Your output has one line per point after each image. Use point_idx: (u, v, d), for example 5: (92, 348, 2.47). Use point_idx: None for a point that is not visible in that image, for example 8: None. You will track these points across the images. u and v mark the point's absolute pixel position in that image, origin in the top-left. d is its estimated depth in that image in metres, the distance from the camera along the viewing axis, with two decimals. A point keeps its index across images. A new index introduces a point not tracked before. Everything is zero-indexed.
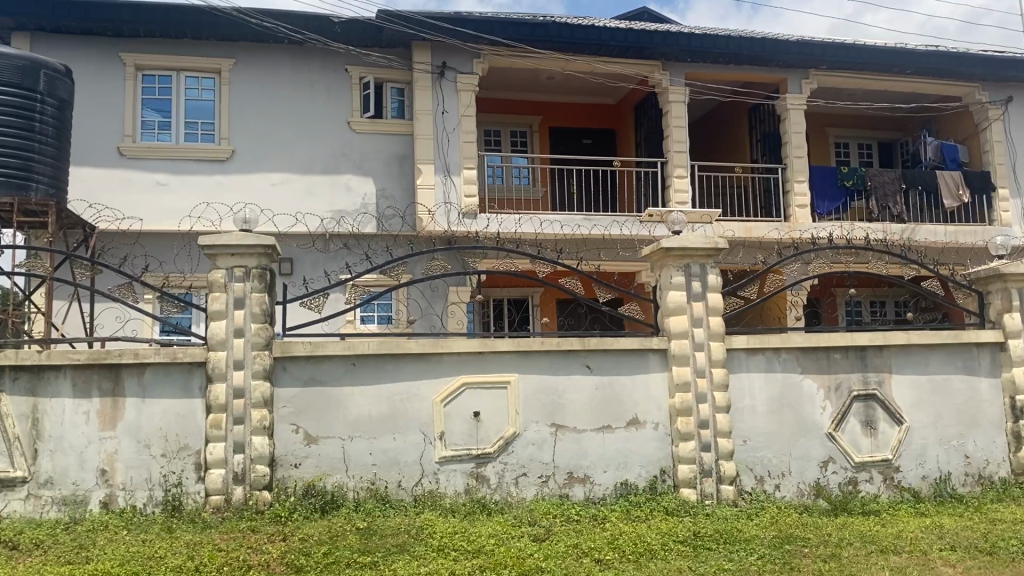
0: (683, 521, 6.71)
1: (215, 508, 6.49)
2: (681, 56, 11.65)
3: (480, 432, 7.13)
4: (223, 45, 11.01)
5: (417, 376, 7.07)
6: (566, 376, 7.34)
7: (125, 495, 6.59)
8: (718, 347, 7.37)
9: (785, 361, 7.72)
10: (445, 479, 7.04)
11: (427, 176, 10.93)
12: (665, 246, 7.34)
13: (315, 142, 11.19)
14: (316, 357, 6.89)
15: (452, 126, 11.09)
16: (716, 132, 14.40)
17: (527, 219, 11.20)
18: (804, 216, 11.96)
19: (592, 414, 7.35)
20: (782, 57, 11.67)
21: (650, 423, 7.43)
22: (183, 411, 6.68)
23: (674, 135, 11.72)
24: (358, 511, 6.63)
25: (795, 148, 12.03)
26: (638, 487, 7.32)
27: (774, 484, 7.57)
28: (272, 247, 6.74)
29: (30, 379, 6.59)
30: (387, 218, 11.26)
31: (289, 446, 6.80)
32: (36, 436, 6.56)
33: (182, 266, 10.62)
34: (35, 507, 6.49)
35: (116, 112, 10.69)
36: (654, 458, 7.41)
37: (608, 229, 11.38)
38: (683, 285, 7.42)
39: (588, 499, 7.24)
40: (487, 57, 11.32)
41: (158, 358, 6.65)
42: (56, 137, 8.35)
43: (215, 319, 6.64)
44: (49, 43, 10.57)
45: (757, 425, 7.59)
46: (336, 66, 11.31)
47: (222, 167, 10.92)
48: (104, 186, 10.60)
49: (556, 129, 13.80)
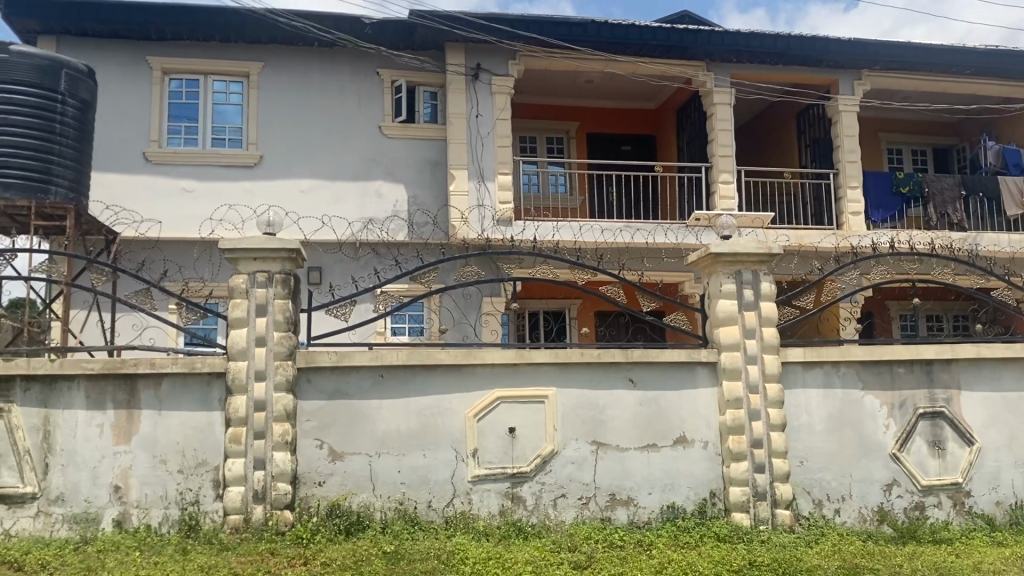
0: (736, 549, 6.16)
1: (234, 528, 6.07)
2: (726, 56, 11.15)
3: (515, 450, 6.66)
4: (252, 49, 10.76)
5: (448, 390, 6.62)
6: (608, 390, 6.85)
7: (139, 513, 6.19)
8: (772, 360, 6.85)
9: (845, 376, 7.15)
10: (479, 499, 6.56)
11: (461, 182, 10.52)
12: (714, 251, 6.82)
13: (344, 148, 10.86)
14: (342, 369, 6.48)
15: (487, 130, 10.69)
16: (760, 138, 13.88)
17: (565, 226, 10.67)
18: (858, 224, 11.33)
19: (636, 431, 6.84)
20: (834, 56, 11.14)
21: (698, 442, 6.90)
22: (201, 424, 6.28)
23: (719, 138, 11.19)
24: (386, 534, 6.18)
25: (848, 152, 11.42)
26: (687, 512, 6.79)
27: (834, 509, 6.99)
28: (297, 251, 6.35)
29: (43, 390, 6.20)
30: (419, 224, 10.90)
31: (313, 462, 6.38)
32: (47, 449, 6.17)
33: (202, 272, 10.30)
34: (45, 525, 6.10)
35: (143, 117, 10.44)
36: (703, 480, 6.87)
37: (652, 235, 10.89)
38: (735, 293, 6.91)
39: (632, 524, 6.71)
40: (524, 58, 10.91)
41: (176, 368, 6.26)
42: (78, 140, 8.09)
43: (236, 326, 6.25)
44: (77, 45, 10.39)
45: (814, 444, 7.03)
46: (367, 70, 11.01)
47: (250, 173, 10.62)
48: (130, 193, 10.35)
49: (594, 135, 13.37)
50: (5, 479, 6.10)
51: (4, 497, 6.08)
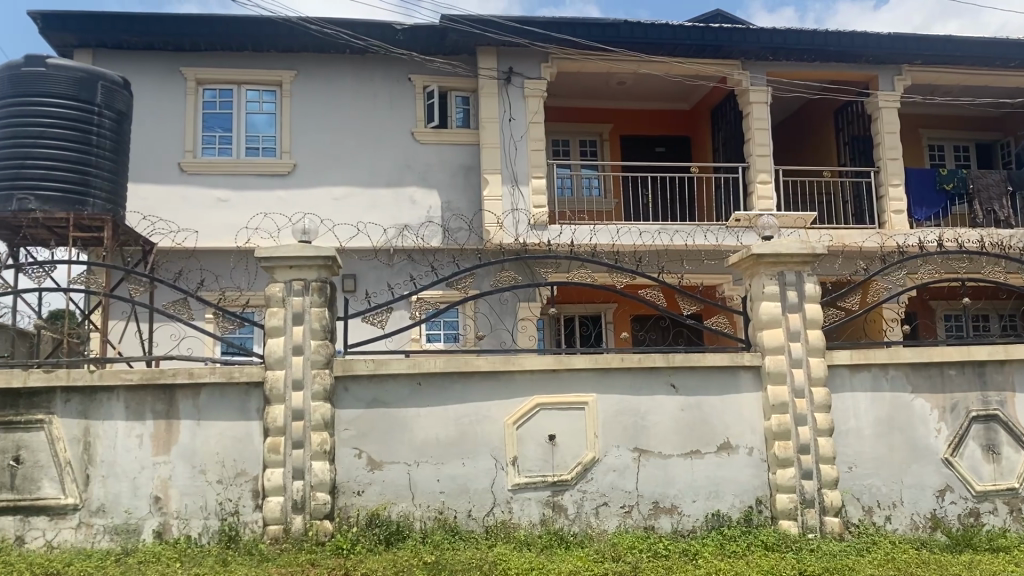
0: (785, 559, 5.99)
1: (273, 539, 6.02)
2: (762, 54, 10.98)
3: (555, 458, 6.54)
4: (284, 58, 10.78)
5: (486, 397, 6.53)
6: (649, 395, 6.71)
7: (180, 524, 6.16)
8: (818, 363, 6.66)
9: (893, 379, 6.95)
10: (519, 509, 6.45)
11: (495, 186, 10.45)
12: (756, 253, 6.66)
13: (377, 155, 10.83)
14: (380, 376, 6.41)
15: (520, 134, 10.60)
16: (798, 137, 13.65)
17: (602, 230, 10.53)
18: (900, 222, 11.07)
19: (679, 438, 6.69)
20: (873, 51, 10.93)
21: (743, 448, 6.74)
22: (240, 434, 6.24)
23: (756, 137, 11.01)
24: (426, 544, 6.09)
25: (889, 149, 11.18)
26: (732, 520, 6.64)
27: (884, 516, 6.78)
28: (333, 258, 6.30)
29: (83, 401, 6.20)
30: (453, 230, 10.85)
31: (351, 471, 6.31)
32: (88, 461, 6.16)
33: (239, 281, 10.33)
34: (86, 536, 6.08)
35: (178, 128, 10.50)
36: (749, 487, 6.71)
37: (691, 237, 10.74)
38: (778, 295, 6.74)
39: (676, 533, 6.56)
40: (556, 61, 10.82)
41: (214, 378, 6.24)
42: (114, 151, 8.14)
43: (273, 335, 6.21)
44: (111, 57, 10.47)
45: (863, 449, 6.83)
46: (398, 76, 10.98)
47: (284, 182, 10.63)
48: (165, 203, 10.40)
49: (627, 137, 13.23)
50: (47, 490, 6.09)
51: (46, 509, 6.07)
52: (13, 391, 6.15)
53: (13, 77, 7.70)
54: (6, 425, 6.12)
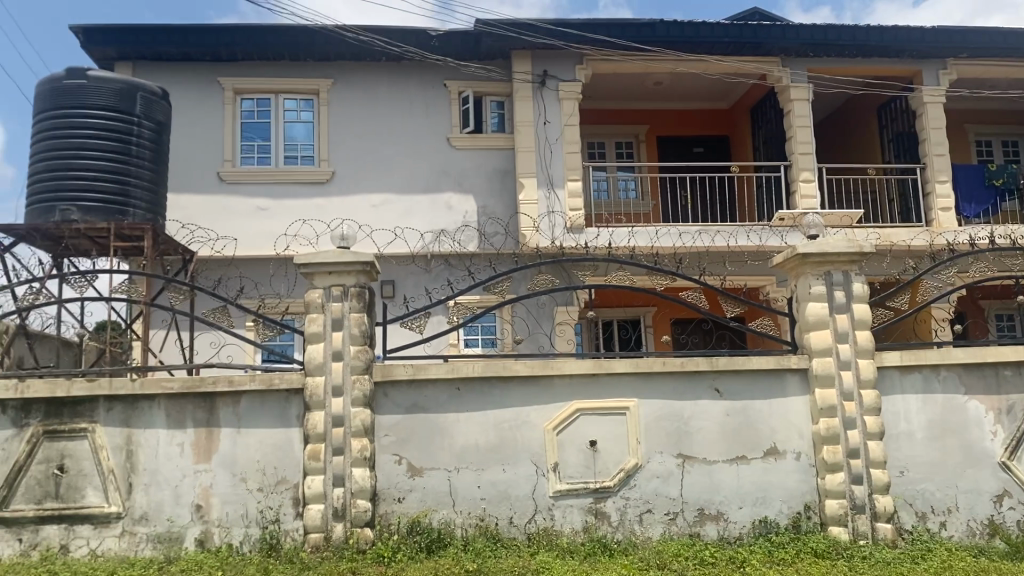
0: (836, 567, 5.81)
1: (314, 547, 5.98)
2: (802, 50, 10.78)
3: (598, 464, 6.43)
4: (321, 66, 10.82)
5: (526, 403, 6.44)
6: (693, 399, 6.57)
7: (221, 532, 6.15)
8: (867, 364, 6.46)
9: (946, 380, 6.73)
10: (561, 516, 6.35)
11: (530, 190, 10.37)
12: (801, 252, 6.50)
13: (413, 161, 10.82)
14: (418, 382, 6.36)
15: (555, 136, 10.51)
16: (840, 135, 13.38)
17: (641, 231, 10.40)
18: (948, 220, 10.80)
19: (724, 443, 6.55)
20: (917, 45, 10.68)
21: (790, 453, 6.57)
22: (280, 442, 6.23)
23: (798, 135, 10.80)
24: (467, 551, 6.01)
25: (935, 145, 10.91)
26: (780, 527, 6.47)
27: (939, 522, 6.57)
28: (371, 264, 6.27)
29: (125, 410, 6.22)
30: (489, 234, 10.78)
31: (391, 478, 6.26)
32: (131, 469, 6.18)
33: (278, 288, 10.34)
34: (129, 545, 6.09)
35: (217, 138, 10.58)
36: (797, 493, 6.53)
37: (734, 238, 10.54)
38: (825, 295, 6.56)
39: (722, 540, 6.41)
40: (591, 63, 10.73)
41: (254, 386, 6.22)
42: (154, 161, 8.23)
43: (313, 341, 6.19)
44: (151, 69, 10.59)
45: (915, 453, 6.62)
46: (433, 82, 10.97)
47: (321, 190, 10.66)
48: (205, 212, 10.47)
49: (664, 138, 13.08)
50: (91, 499, 6.13)
51: (90, 517, 6.09)
52: (57, 400, 6.19)
53: (55, 90, 7.78)
54: (50, 434, 6.16)
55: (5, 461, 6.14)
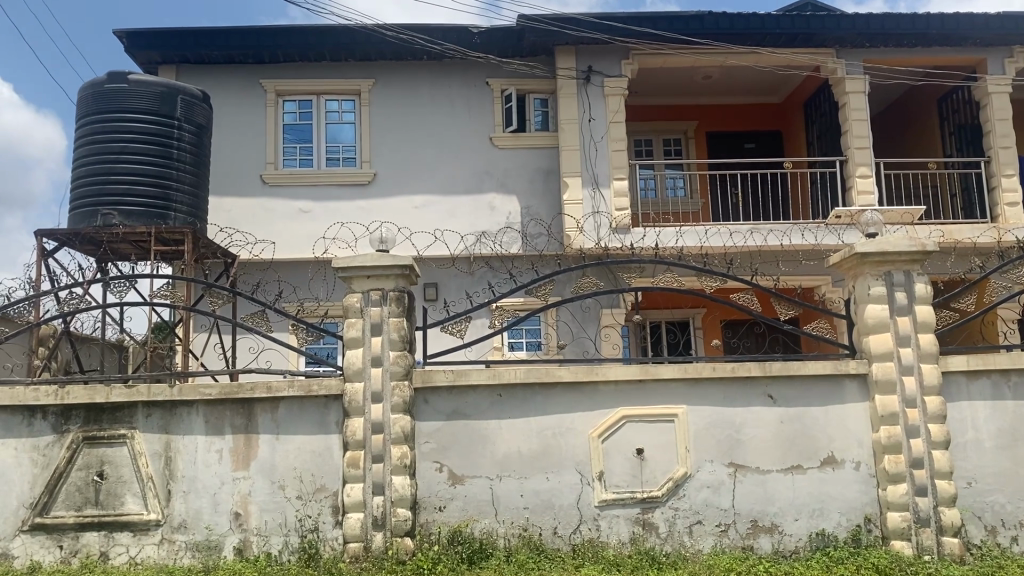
0: None
1: (354, 557, 5.83)
2: (857, 41, 10.38)
3: (645, 473, 6.18)
4: (363, 67, 10.74)
5: (570, 409, 6.22)
6: (746, 406, 6.28)
7: (260, 542, 6.04)
8: (931, 370, 6.11)
9: (1017, 386, 6.33)
10: (608, 526, 6.12)
11: (575, 190, 10.14)
12: (860, 251, 6.16)
13: (456, 161, 10.67)
14: (459, 389, 6.17)
15: (601, 134, 10.26)
16: (899, 129, 12.91)
17: (689, 231, 10.08)
18: (1015, 215, 10.27)
19: (779, 452, 6.25)
20: (980, 33, 10.22)
21: (849, 462, 6.24)
22: (319, 449, 6.10)
23: (854, 128, 10.39)
24: (510, 563, 5.79)
25: (1001, 137, 10.40)
26: (839, 540, 6.14)
27: (1011, 536, 6.18)
28: (410, 267, 6.10)
29: (164, 416, 6.16)
30: (533, 236, 10.56)
31: (432, 486, 6.10)
32: (169, 476, 6.11)
33: (317, 292, 10.29)
34: (169, 553, 6.03)
35: (259, 140, 10.55)
36: (857, 505, 6.20)
37: (786, 237, 10.16)
38: (885, 296, 6.21)
39: (777, 553, 6.12)
40: (637, 58, 10.46)
41: (292, 392, 6.10)
42: (194, 165, 8.22)
43: (351, 347, 6.05)
44: (194, 72, 10.60)
45: (984, 464, 6.24)
46: (476, 80, 10.81)
47: (363, 191, 10.56)
48: (247, 215, 10.46)
49: (713, 134, 12.74)
50: (131, 506, 6.08)
51: (129, 524, 6.04)
52: (96, 406, 6.15)
53: (97, 94, 7.81)
54: (90, 440, 6.12)
55: (45, 467, 6.12)
